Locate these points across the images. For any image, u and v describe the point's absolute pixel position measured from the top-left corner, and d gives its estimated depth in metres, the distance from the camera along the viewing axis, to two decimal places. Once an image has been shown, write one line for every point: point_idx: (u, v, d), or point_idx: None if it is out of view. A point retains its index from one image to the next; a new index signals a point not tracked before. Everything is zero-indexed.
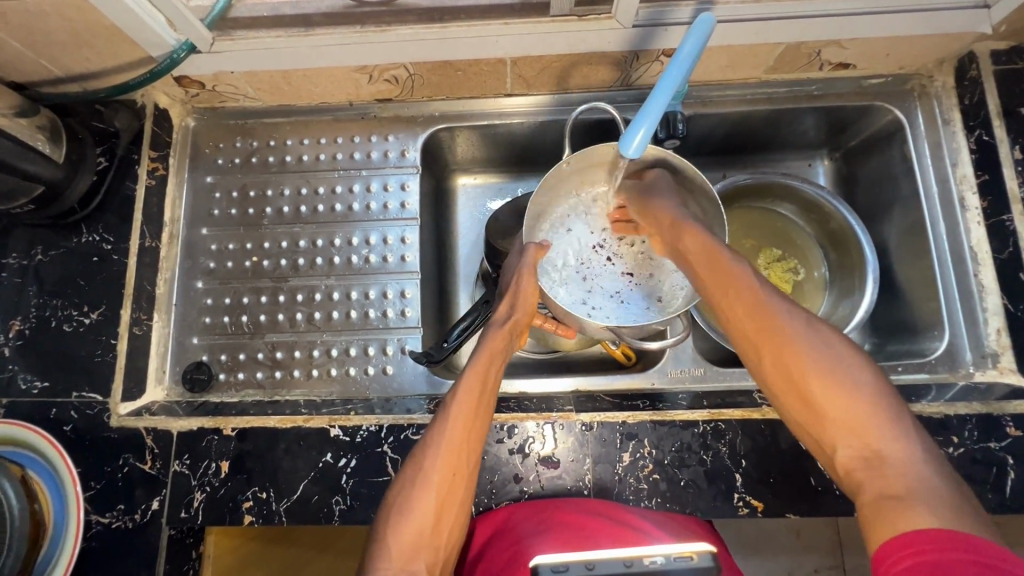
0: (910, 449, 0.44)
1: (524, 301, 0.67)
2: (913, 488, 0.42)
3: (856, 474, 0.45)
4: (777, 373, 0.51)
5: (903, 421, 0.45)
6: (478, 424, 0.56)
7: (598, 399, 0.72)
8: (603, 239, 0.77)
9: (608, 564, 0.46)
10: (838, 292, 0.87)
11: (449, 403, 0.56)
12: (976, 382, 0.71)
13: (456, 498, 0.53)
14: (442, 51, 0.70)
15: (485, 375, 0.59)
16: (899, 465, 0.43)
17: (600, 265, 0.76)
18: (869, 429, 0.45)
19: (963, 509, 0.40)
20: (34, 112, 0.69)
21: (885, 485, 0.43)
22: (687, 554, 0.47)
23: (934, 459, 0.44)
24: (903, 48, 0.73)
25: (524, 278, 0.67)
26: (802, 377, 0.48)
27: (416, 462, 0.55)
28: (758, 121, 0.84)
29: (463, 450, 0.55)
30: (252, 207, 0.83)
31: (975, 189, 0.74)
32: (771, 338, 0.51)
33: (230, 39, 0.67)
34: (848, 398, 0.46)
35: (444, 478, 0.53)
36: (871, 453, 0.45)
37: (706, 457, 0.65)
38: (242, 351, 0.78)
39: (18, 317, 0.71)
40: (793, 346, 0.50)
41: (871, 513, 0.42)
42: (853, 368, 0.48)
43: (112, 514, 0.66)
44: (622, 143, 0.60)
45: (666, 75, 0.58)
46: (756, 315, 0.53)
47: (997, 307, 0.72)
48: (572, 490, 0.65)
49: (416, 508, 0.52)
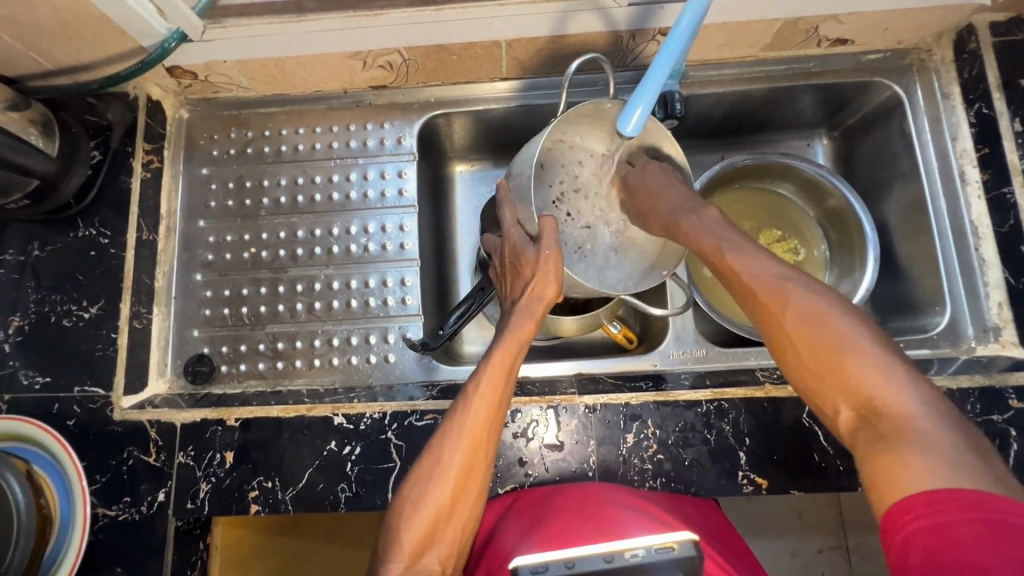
0: (908, 403, 0.44)
1: (553, 280, 0.61)
2: (910, 440, 0.42)
3: (856, 434, 0.46)
4: (794, 337, 0.50)
5: (907, 379, 0.45)
6: (497, 416, 0.56)
7: (601, 381, 0.71)
8: (563, 190, 0.66)
9: (590, 562, 0.48)
10: (839, 271, 0.87)
11: (470, 396, 0.55)
12: (978, 356, 0.71)
13: (473, 490, 0.54)
14: (435, 33, 0.69)
15: (510, 365, 0.58)
16: (898, 416, 0.43)
17: (563, 220, 0.67)
18: (868, 385, 0.45)
19: (977, 466, 0.40)
20: (27, 105, 0.68)
21: (878, 436, 0.43)
22: (670, 544, 0.48)
23: (938, 411, 0.43)
24: (900, 22, 0.73)
25: (551, 259, 0.60)
26: (796, 338, 0.50)
27: (431, 453, 0.54)
28: (757, 101, 0.84)
29: (483, 443, 0.55)
30: (249, 197, 0.82)
31: (975, 162, 0.74)
32: (766, 306, 0.53)
33: (221, 27, 0.67)
34: (816, 339, 0.49)
35: (462, 473, 0.53)
36: (871, 408, 0.45)
37: (710, 437, 0.65)
38: (243, 343, 0.78)
39: (17, 313, 0.71)
40: (790, 315, 0.51)
41: (868, 465, 0.43)
42: (851, 330, 0.48)
43: (118, 506, 0.66)
44: (621, 120, 0.59)
45: (662, 51, 0.57)
46: (751, 282, 0.54)
47: (998, 281, 0.71)
48: (577, 472, 0.66)
49: (430, 497, 0.52)
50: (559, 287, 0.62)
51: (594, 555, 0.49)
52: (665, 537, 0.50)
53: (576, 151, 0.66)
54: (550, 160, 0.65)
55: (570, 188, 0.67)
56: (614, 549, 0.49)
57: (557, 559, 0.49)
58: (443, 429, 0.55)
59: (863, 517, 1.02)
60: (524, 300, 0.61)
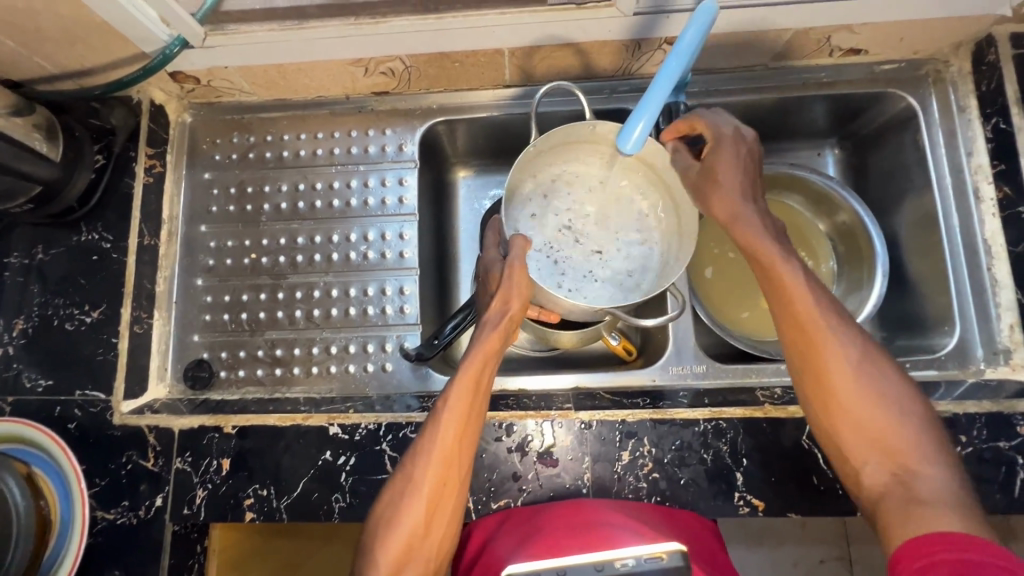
0: (935, 467, 0.48)
1: (517, 295, 0.60)
2: (936, 503, 0.46)
3: (882, 488, 0.49)
4: (834, 388, 0.52)
5: (930, 443, 0.49)
6: (469, 431, 0.55)
7: (598, 396, 0.71)
8: (564, 219, 0.70)
9: (579, 569, 0.51)
10: (847, 286, 0.84)
11: (439, 414, 0.55)
12: (986, 379, 0.69)
13: (446, 508, 0.54)
14: (436, 42, 0.68)
15: (477, 381, 0.56)
16: (926, 483, 0.47)
17: (568, 249, 0.69)
18: (899, 447, 0.49)
19: (976, 518, 0.44)
20: (30, 111, 0.68)
21: (908, 500, 0.47)
22: (658, 555, 0.50)
23: (955, 475, 0.48)
24: (917, 33, 0.70)
25: (513, 272, 0.60)
26: (839, 387, 0.52)
27: (404, 472, 0.55)
28: (766, 109, 0.81)
29: (455, 459, 0.54)
30: (250, 203, 0.82)
31: (991, 179, 0.72)
32: (811, 350, 0.53)
33: (222, 33, 0.66)
34: (860, 389, 0.51)
35: (433, 491, 0.53)
36: (903, 470, 0.49)
37: (707, 457, 0.65)
38: (243, 348, 0.78)
39: (22, 316, 0.72)
40: (835, 367, 0.52)
41: (892, 519, 0.47)
42: (882, 385, 0.51)
43: (117, 510, 0.67)
44: (621, 138, 0.58)
45: (666, 66, 0.56)
46: (806, 329, 0.53)
47: (1010, 302, 0.70)
48: (570, 488, 0.65)
49: (405, 519, 0.52)
50: (525, 300, 0.61)
51: (586, 564, 0.51)
52: (656, 547, 0.51)
53: (568, 176, 0.71)
54: (544, 193, 0.70)
55: (572, 216, 0.70)
56: (605, 558, 0.51)
57: (548, 565, 0.52)
58: (415, 449, 0.55)
59: (867, 531, 1.00)
60: (491, 314, 0.60)
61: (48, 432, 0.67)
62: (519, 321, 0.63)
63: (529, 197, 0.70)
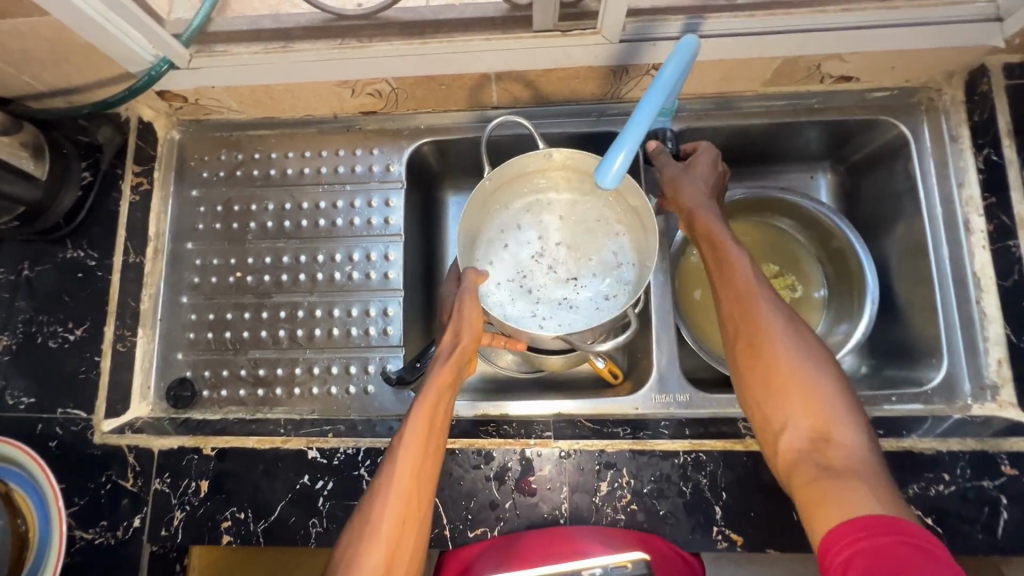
0: (855, 437, 0.50)
1: (467, 329, 0.62)
2: (851, 471, 0.47)
3: (799, 455, 0.51)
4: (764, 358, 0.55)
5: (854, 417, 0.51)
6: (427, 466, 0.55)
7: (578, 425, 0.69)
8: (540, 246, 0.70)
9: None
10: (835, 313, 0.84)
11: (397, 449, 0.55)
12: (973, 416, 0.68)
13: (408, 548, 0.52)
14: (421, 66, 0.68)
15: (432, 416, 0.56)
16: (840, 449, 0.49)
17: (542, 276, 0.69)
18: (823, 416, 0.51)
19: (888, 490, 0.45)
20: (17, 129, 0.69)
21: (827, 469, 0.48)
22: (623, 564, 0.51)
23: (873, 451, 0.50)
24: (908, 62, 0.70)
25: (465, 305, 0.62)
26: (771, 356, 0.55)
27: (361, 513, 0.53)
28: (757, 134, 0.81)
29: (414, 495, 0.53)
30: (237, 221, 0.82)
31: (982, 211, 0.71)
32: (748, 321, 0.57)
33: (208, 55, 0.66)
34: (790, 360, 0.54)
35: (394, 530, 0.51)
36: (822, 437, 0.50)
37: (686, 489, 0.64)
38: (226, 367, 0.78)
39: (6, 333, 0.72)
40: (769, 339, 0.55)
41: (807, 491, 0.48)
42: (814, 362, 0.54)
43: (95, 530, 0.67)
44: (600, 171, 0.57)
45: (646, 99, 0.55)
46: (743, 301, 0.58)
47: (998, 336, 0.69)
48: (548, 519, 0.64)
49: (365, 563, 0.49)
50: (475, 338, 0.63)
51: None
52: (622, 557, 0.52)
53: (543, 202, 0.71)
54: (517, 222, 0.71)
55: (546, 244, 0.70)
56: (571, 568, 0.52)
57: None
58: (374, 488, 0.54)
59: None
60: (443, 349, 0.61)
61: (22, 448, 0.65)
62: (472, 355, 0.64)
63: (497, 229, 0.71)
